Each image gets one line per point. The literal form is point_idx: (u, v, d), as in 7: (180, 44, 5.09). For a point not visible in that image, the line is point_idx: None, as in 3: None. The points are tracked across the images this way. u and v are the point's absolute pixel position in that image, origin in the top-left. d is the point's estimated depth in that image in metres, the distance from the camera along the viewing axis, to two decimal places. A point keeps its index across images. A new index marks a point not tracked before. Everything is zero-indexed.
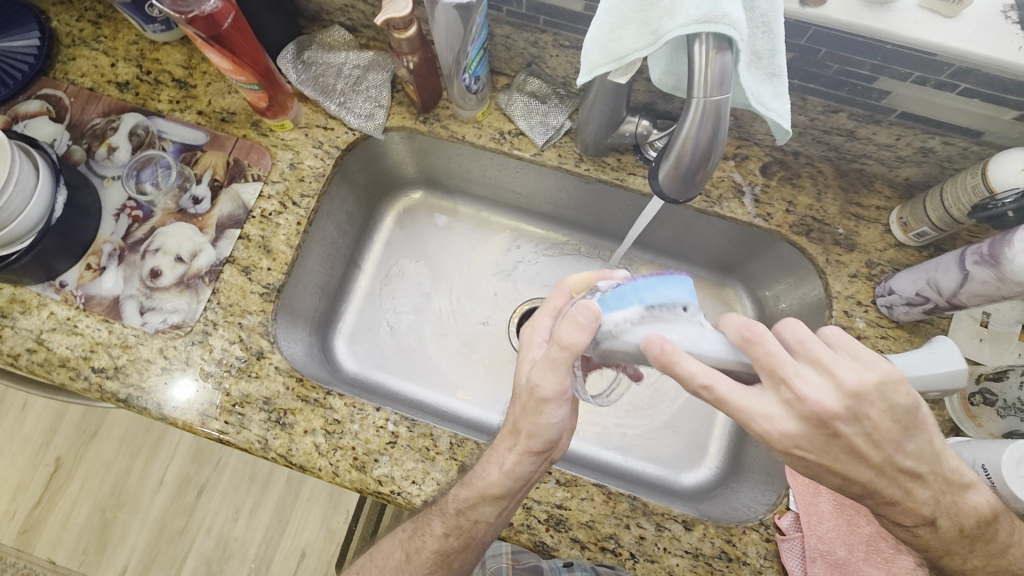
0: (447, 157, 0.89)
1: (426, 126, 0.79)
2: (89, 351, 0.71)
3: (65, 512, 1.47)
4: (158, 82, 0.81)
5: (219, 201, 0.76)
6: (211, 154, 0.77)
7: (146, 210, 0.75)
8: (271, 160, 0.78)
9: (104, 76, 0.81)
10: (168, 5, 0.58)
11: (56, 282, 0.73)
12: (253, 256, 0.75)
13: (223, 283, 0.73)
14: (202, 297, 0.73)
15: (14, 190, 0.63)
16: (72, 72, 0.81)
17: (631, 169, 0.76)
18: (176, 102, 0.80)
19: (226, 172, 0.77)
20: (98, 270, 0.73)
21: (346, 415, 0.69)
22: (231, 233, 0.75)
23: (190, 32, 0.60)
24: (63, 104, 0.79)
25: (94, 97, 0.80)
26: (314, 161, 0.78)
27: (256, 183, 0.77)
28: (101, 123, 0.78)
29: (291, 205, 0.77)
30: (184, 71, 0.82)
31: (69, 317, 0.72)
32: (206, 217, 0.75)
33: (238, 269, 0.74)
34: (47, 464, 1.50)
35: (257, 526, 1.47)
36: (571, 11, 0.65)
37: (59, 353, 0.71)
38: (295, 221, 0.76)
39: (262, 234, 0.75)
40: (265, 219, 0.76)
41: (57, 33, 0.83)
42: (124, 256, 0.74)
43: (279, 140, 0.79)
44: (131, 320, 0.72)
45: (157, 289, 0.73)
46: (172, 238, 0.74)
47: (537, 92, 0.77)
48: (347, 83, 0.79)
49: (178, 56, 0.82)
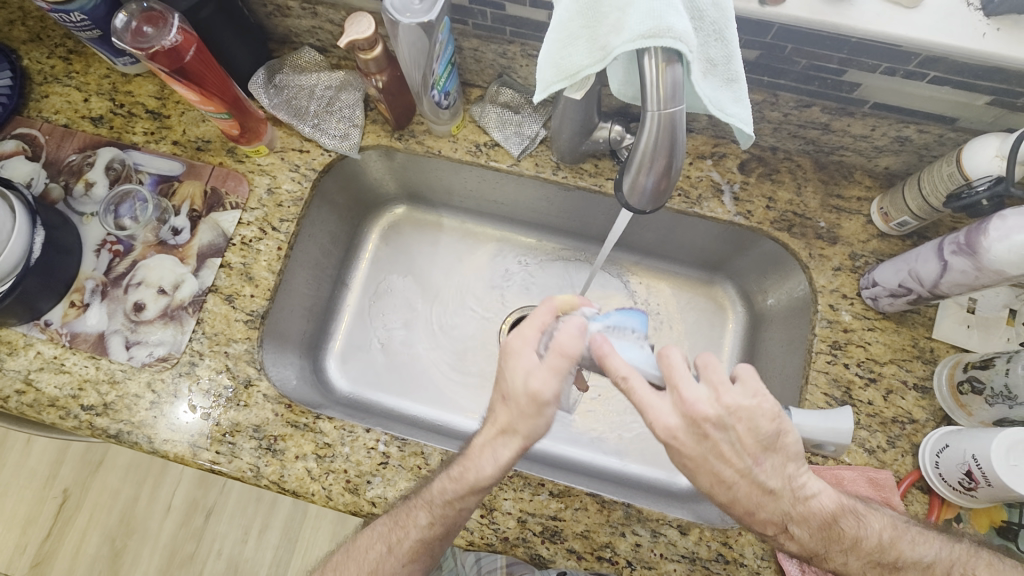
0: (428, 170, 0.89)
1: (402, 143, 0.79)
2: (77, 389, 0.71)
3: (76, 543, 1.48)
4: (132, 114, 0.81)
5: (198, 231, 0.76)
6: (187, 184, 0.77)
7: (126, 244, 0.75)
8: (248, 186, 0.78)
9: (78, 112, 0.81)
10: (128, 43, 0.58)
11: (41, 321, 0.73)
12: (236, 284, 0.75)
13: (207, 313, 0.73)
14: (187, 328, 0.73)
15: None
16: (46, 109, 0.81)
17: (609, 175, 0.76)
18: (151, 133, 0.80)
19: (204, 201, 0.77)
20: (82, 307, 0.73)
21: (336, 438, 0.70)
22: (212, 262, 0.75)
23: (153, 67, 0.60)
24: (38, 142, 0.79)
25: (69, 133, 0.80)
26: (291, 185, 0.78)
27: (234, 211, 0.77)
28: (77, 159, 0.78)
29: (270, 230, 0.76)
30: (157, 102, 0.82)
31: (55, 355, 0.72)
32: (186, 247, 0.75)
33: (221, 298, 0.74)
34: (55, 497, 1.51)
35: (267, 545, 1.48)
36: (537, 21, 0.65)
37: (47, 393, 0.71)
38: (275, 246, 0.76)
39: (244, 261, 0.75)
40: (245, 246, 0.76)
41: (29, 71, 0.83)
42: (107, 291, 0.74)
43: (255, 166, 0.79)
44: (117, 355, 0.72)
45: (142, 323, 0.73)
46: (154, 271, 0.74)
47: (510, 102, 0.77)
48: (320, 104, 0.79)
49: (150, 87, 0.82)
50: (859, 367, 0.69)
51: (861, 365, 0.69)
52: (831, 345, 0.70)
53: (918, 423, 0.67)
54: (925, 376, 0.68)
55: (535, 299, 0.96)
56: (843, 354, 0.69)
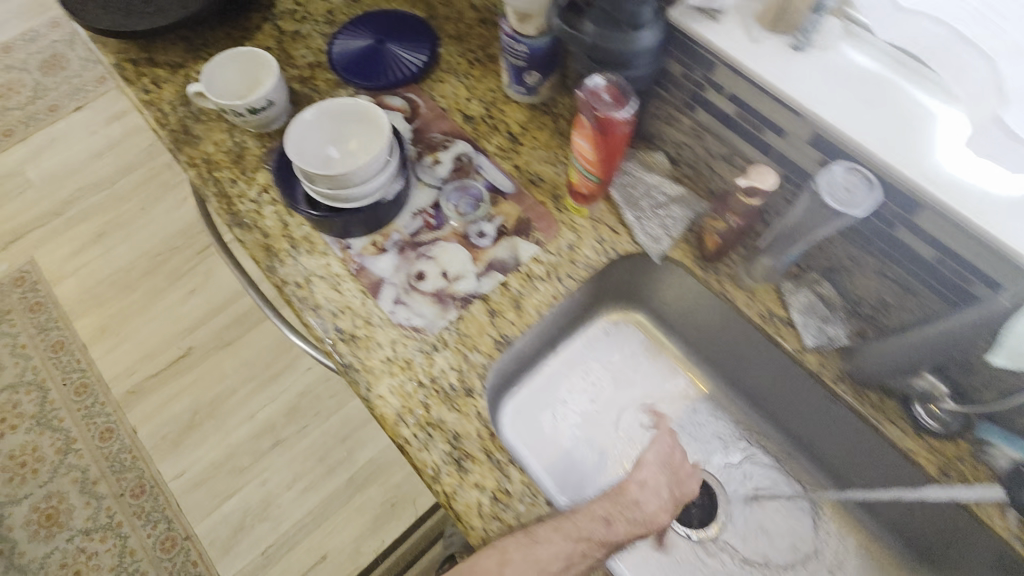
0: (664, 294, 0.93)
1: (703, 273, 0.80)
2: (339, 311, 0.79)
3: (187, 407, 1.67)
4: (496, 128, 0.92)
5: (498, 244, 0.82)
6: (510, 203, 0.85)
7: (439, 221, 0.84)
8: (556, 233, 0.83)
9: (457, 104, 0.94)
10: (587, 96, 0.66)
11: (343, 243, 0.83)
12: (504, 304, 0.79)
13: (468, 313, 0.79)
14: (447, 316, 0.78)
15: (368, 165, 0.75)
16: (436, 90, 0.96)
17: (892, 417, 0.73)
18: (502, 149, 0.90)
19: (515, 225, 0.84)
20: (380, 250, 0.82)
21: (517, 491, 0.69)
22: (496, 276, 0.81)
23: (584, 120, 0.68)
24: (418, 111, 0.93)
25: (443, 116, 0.93)
26: (590, 252, 0.82)
27: (534, 246, 0.82)
28: (438, 139, 0.91)
29: (554, 278, 0.81)
30: (519, 129, 0.92)
31: (338, 274, 0.81)
32: (482, 251, 0.82)
33: (486, 309, 0.79)
34: (180, 348, 1.75)
35: (339, 531, 1.54)
36: (917, 255, 0.67)
37: (316, 299, 0.80)
38: (549, 294, 0.80)
39: (520, 290, 0.80)
40: (528, 279, 0.81)
41: (440, 58, 0.99)
42: (404, 250, 0.82)
43: (570, 221, 0.84)
44: (384, 303, 0.79)
45: (416, 290, 0.80)
46: (447, 255, 0.82)
47: (827, 296, 0.77)
48: (651, 203, 0.83)
49: (519, 116, 0.93)
50: None
51: None
52: None
53: None
54: None
55: (714, 470, 0.92)
56: None
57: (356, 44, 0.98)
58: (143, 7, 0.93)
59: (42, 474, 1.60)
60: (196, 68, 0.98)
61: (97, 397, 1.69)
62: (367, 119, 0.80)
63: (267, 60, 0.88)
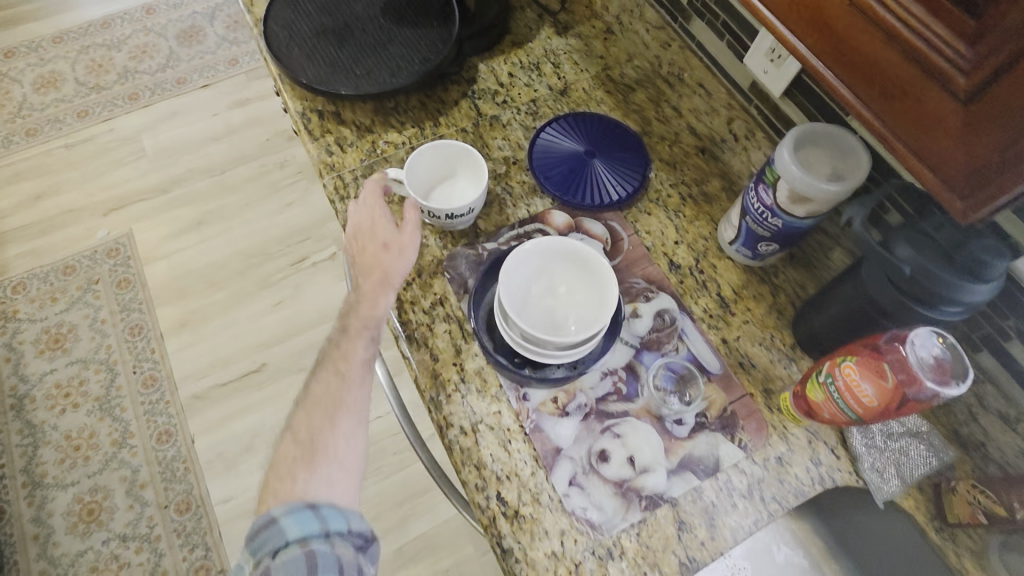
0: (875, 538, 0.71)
1: (935, 536, 0.68)
2: (505, 476, 0.68)
3: (248, 427, 1.60)
4: (705, 285, 0.82)
5: (696, 437, 0.71)
6: (714, 388, 0.74)
7: (631, 391, 0.73)
8: (764, 440, 0.72)
9: (664, 247, 0.84)
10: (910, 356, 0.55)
11: (520, 390, 0.72)
12: (695, 516, 0.68)
13: (653, 518, 0.67)
14: (628, 517, 0.67)
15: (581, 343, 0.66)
16: (642, 224, 0.85)
17: None
18: (710, 314, 0.80)
19: (718, 413, 0.73)
20: (560, 411, 0.71)
21: None
22: (689, 477, 0.69)
23: (887, 368, 0.57)
24: (620, 245, 0.83)
25: (647, 259, 0.83)
26: (802, 473, 0.70)
27: (738, 449, 0.71)
28: (640, 285, 0.80)
29: (756, 496, 0.69)
30: (731, 294, 0.81)
31: (509, 428, 0.71)
32: (677, 442, 0.71)
33: (674, 517, 0.67)
34: (254, 361, 1.69)
35: None
36: None
37: (479, 454, 0.69)
38: (749, 517, 0.68)
39: (716, 502, 0.68)
40: (726, 489, 0.69)
41: (649, 185, 0.88)
42: (588, 417, 0.71)
43: (781, 425, 0.73)
44: (557, 481, 0.68)
45: (597, 474, 0.68)
46: (637, 436, 0.71)
47: None
48: (883, 430, 0.72)
49: (733, 277, 0.82)
50: None
51: None
52: None
53: None
54: None
55: None
56: None
57: (563, 149, 0.89)
58: (351, 66, 0.86)
59: (94, 462, 1.55)
60: (384, 135, 0.90)
61: (163, 394, 1.64)
62: (591, 279, 0.70)
63: (476, 159, 0.82)
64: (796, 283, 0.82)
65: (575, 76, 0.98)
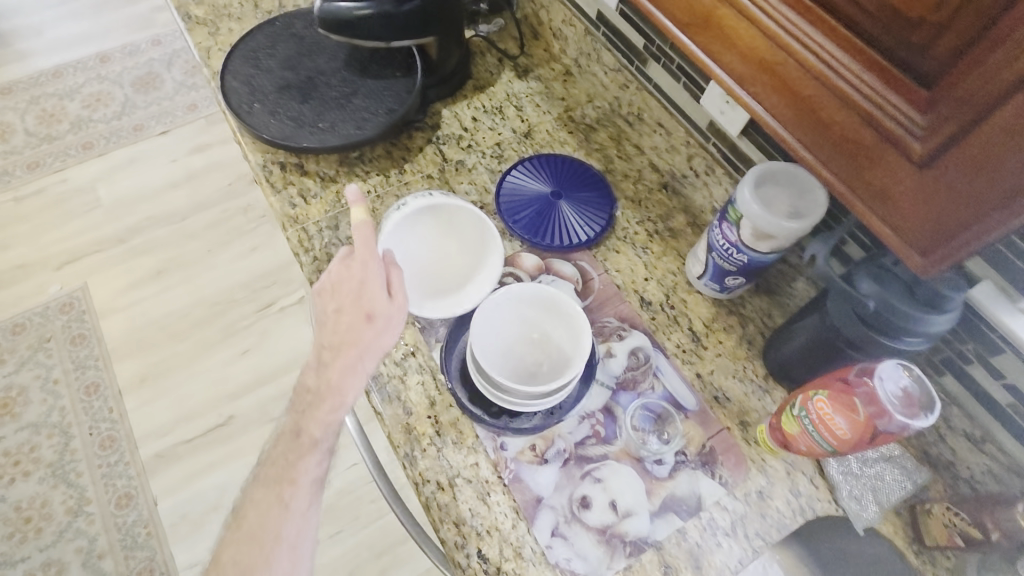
0: None
1: (917, 561, 0.68)
2: (485, 531, 0.66)
3: (215, 484, 1.53)
4: (676, 321, 0.82)
5: (677, 476, 0.71)
6: (692, 424, 0.74)
7: (610, 433, 0.73)
8: (744, 473, 0.72)
9: (634, 284, 0.85)
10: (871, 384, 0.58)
11: (498, 439, 0.71)
12: (681, 558, 0.67)
13: (639, 563, 0.66)
14: (613, 564, 0.66)
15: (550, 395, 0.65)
16: (611, 262, 0.87)
17: None
18: (683, 349, 0.80)
19: (697, 450, 0.72)
20: (540, 458, 0.70)
21: None
22: (673, 518, 0.68)
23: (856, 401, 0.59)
24: (591, 285, 0.84)
25: (618, 297, 0.84)
26: (783, 505, 0.70)
27: (719, 485, 0.71)
28: (613, 324, 0.81)
29: (741, 533, 0.68)
30: (702, 328, 0.82)
31: (488, 480, 0.69)
32: (659, 482, 0.70)
33: (659, 561, 0.66)
34: (220, 414, 1.62)
35: None
36: None
37: (458, 510, 0.67)
38: (736, 554, 0.67)
39: (700, 542, 0.68)
40: (710, 528, 0.68)
41: (616, 224, 0.90)
42: (568, 462, 0.70)
43: (760, 458, 0.73)
44: (539, 531, 0.66)
45: (579, 521, 0.67)
46: (618, 479, 0.70)
47: None
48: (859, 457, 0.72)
49: (703, 311, 0.83)
50: None
51: None
52: None
53: None
54: None
55: None
56: None
57: (529, 193, 0.91)
58: (314, 119, 0.87)
59: (47, 534, 1.45)
60: (349, 184, 0.90)
61: (122, 455, 1.55)
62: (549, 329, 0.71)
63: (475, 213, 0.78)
64: (764, 313, 0.83)
65: (538, 119, 1.00)
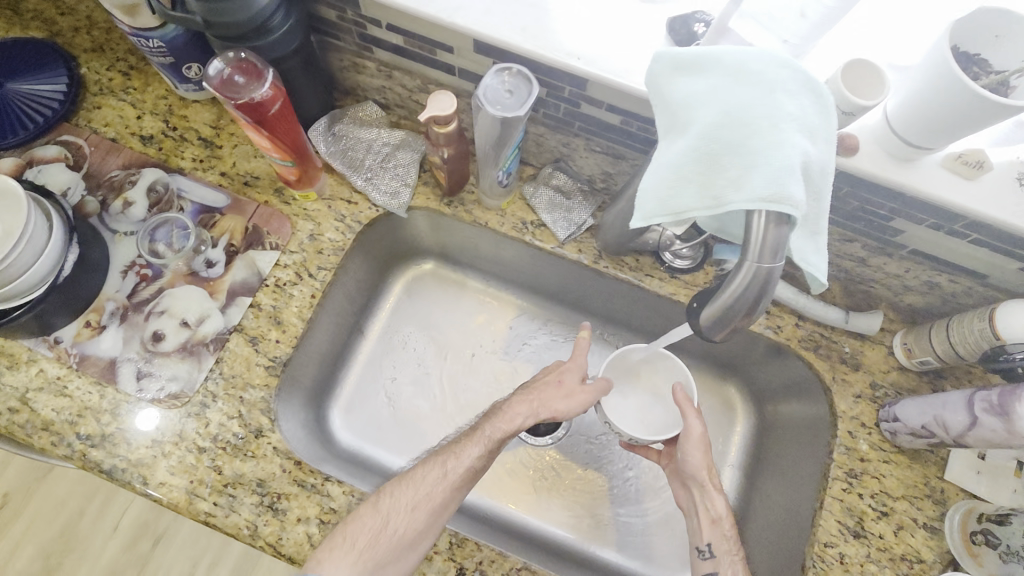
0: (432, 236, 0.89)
1: (451, 210, 0.79)
2: (77, 416, 0.68)
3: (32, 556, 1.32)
4: (183, 138, 0.80)
5: (232, 267, 0.74)
6: (229, 218, 0.76)
7: (156, 270, 0.73)
8: (291, 229, 0.77)
9: (128, 127, 0.80)
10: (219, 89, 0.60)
11: (50, 338, 0.70)
12: (263, 326, 0.73)
13: (228, 352, 0.71)
14: (205, 366, 0.71)
15: (23, 248, 0.61)
16: (95, 120, 0.80)
17: (649, 271, 0.77)
18: (200, 160, 0.79)
19: (242, 237, 0.76)
20: (98, 328, 0.71)
21: (343, 504, 0.67)
22: (242, 301, 0.73)
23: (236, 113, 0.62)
24: (82, 152, 0.78)
25: (115, 148, 0.79)
26: (334, 234, 0.77)
27: (272, 251, 0.75)
28: (119, 175, 0.77)
29: (306, 276, 0.75)
30: (211, 131, 0.81)
31: (59, 376, 0.69)
32: (217, 282, 0.74)
33: (245, 339, 0.72)
34: None
35: None
36: (608, 123, 0.68)
37: (42, 416, 0.68)
38: (307, 293, 0.74)
39: (275, 304, 0.74)
40: (279, 289, 0.74)
41: (85, 81, 0.82)
42: (127, 316, 0.71)
43: (301, 210, 0.78)
44: (125, 385, 0.69)
45: (158, 354, 0.70)
46: (180, 301, 0.72)
47: (562, 186, 0.78)
48: (376, 159, 0.79)
49: (207, 115, 0.81)
50: (873, 499, 0.69)
51: (875, 497, 0.69)
52: (847, 472, 0.70)
53: (925, 564, 0.67)
54: (935, 516, 0.68)
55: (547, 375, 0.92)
56: (858, 483, 0.70)
57: None
58: None
59: None
60: None
61: None
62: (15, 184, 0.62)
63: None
64: None
65: None
